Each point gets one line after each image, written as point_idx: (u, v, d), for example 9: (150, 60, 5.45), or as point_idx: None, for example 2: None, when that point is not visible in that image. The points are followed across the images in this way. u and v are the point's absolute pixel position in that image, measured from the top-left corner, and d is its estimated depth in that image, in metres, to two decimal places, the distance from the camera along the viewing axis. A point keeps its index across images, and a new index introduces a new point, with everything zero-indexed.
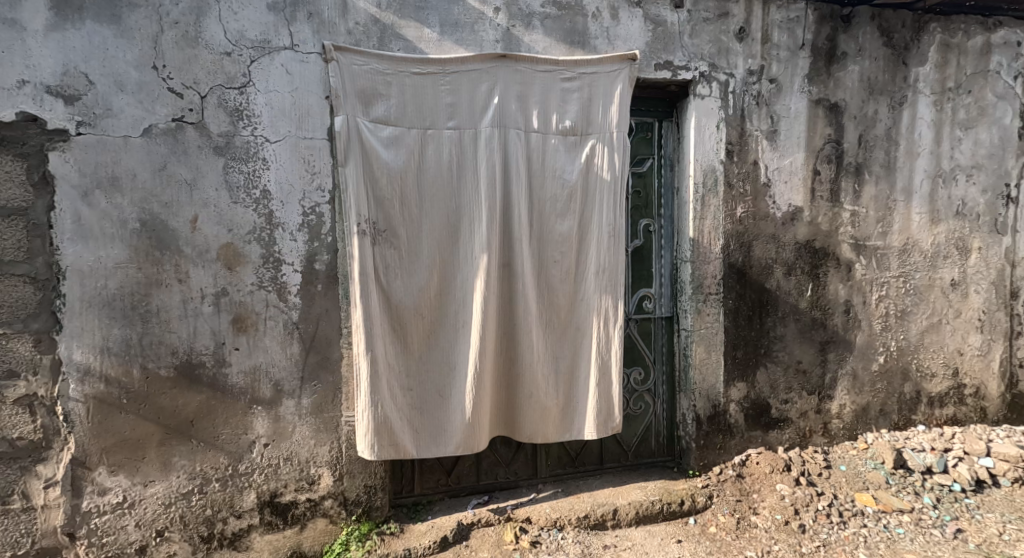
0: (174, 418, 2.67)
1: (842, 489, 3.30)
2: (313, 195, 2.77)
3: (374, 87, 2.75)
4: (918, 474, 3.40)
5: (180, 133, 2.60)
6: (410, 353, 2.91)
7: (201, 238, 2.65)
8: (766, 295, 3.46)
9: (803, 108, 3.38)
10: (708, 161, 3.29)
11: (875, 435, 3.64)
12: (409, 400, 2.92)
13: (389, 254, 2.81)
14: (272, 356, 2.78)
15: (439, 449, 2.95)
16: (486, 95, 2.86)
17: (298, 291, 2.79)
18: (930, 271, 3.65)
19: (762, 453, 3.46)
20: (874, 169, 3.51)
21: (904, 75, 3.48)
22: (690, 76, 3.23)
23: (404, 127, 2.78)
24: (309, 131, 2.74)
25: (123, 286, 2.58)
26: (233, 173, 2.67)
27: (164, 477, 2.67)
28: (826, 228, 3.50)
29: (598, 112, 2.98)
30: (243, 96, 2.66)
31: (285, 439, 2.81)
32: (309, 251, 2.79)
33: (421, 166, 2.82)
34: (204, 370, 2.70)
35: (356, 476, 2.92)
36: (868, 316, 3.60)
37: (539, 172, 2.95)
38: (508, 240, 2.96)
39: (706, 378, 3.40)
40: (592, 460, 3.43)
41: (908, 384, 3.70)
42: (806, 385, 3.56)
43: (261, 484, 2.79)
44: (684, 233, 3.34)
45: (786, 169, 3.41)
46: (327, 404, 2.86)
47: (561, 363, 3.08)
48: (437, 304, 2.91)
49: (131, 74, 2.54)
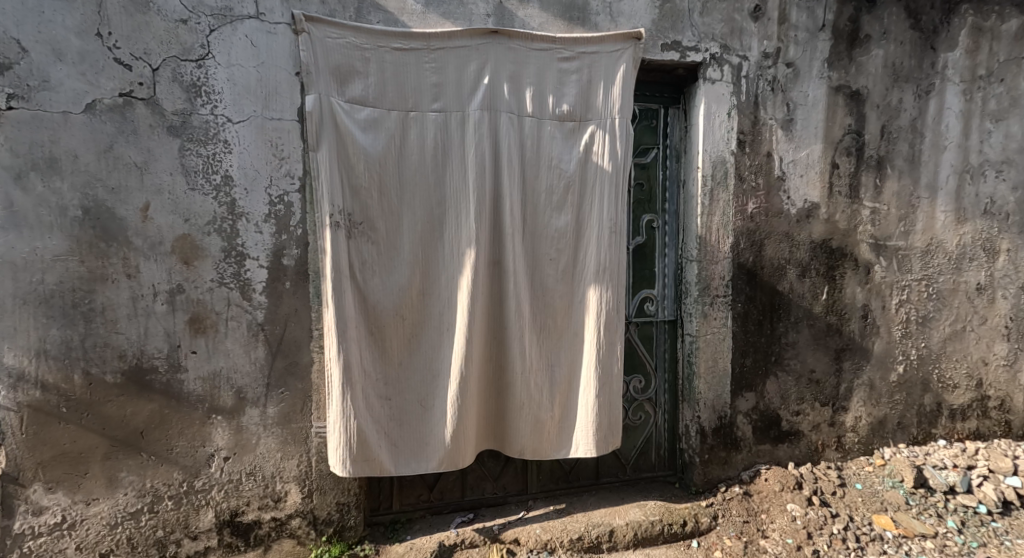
0: (122, 429, 2.40)
1: (858, 510, 3.04)
2: (281, 181, 2.49)
3: (350, 64, 2.47)
4: (940, 494, 3.13)
5: (129, 110, 2.32)
6: (388, 359, 2.64)
7: (153, 229, 2.38)
8: (778, 298, 3.20)
9: (821, 95, 3.11)
10: (717, 152, 3.02)
11: (893, 451, 3.37)
12: (387, 411, 2.64)
13: (366, 249, 2.54)
14: (233, 361, 2.51)
15: (420, 465, 2.68)
16: (475, 75, 2.58)
17: (264, 289, 2.52)
18: (954, 275, 3.38)
19: (771, 469, 3.20)
20: (897, 163, 3.24)
21: (931, 61, 3.20)
22: (700, 58, 2.95)
23: (384, 110, 2.51)
24: (276, 111, 2.46)
25: (63, 281, 2.30)
26: (190, 157, 2.39)
27: (110, 495, 2.40)
28: (844, 226, 3.24)
29: (599, 96, 2.71)
30: (201, 70, 2.38)
31: (248, 452, 2.55)
32: (277, 245, 2.51)
33: (402, 152, 2.55)
34: (157, 375, 2.43)
35: (328, 493, 2.65)
36: (887, 322, 3.33)
37: (533, 162, 2.68)
38: (498, 237, 2.68)
39: (712, 388, 3.14)
40: (587, 474, 3.17)
41: (929, 395, 3.43)
42: (819, 396, 3.30)
43: (220, 502, 2.52)
44: (690, 230, 3.08)
45: (802, 161, 3.14)
46: (296, 414, 2.60)
47: (556, 372, 2.80)
48: (418, 306, 2.64)
49: (72, 42, 2.26)
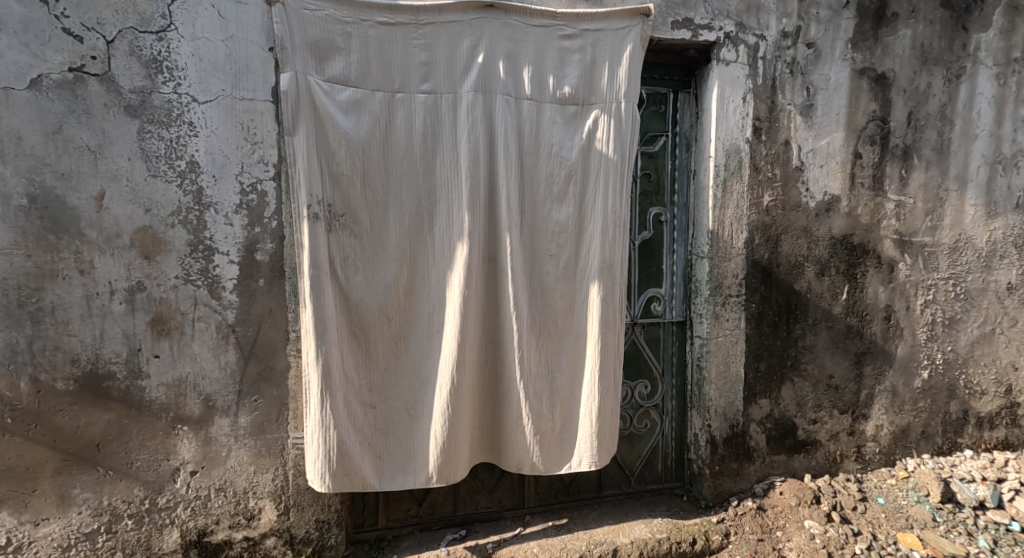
0: (75, 442, 2.18)
1: (882, 528, 2.81)
2: (254, 168, 2.26)
3: (330, 39, 2.23)
4: (969, 510, 2.91)
5: (79, 86, 2.09)
6: (372, 365, 2.40)
7: (109, 220, 2.15)
8: (796, 298, 2.97)
9: (844, 79, 2.87)
10: (732, 140, 2.79)
11: (917, 462, 3.15)
12: (372, 420, 2.41)
13: (348, 243, 2.31)
14: (201, 366, 2.28)
15: (407, 479, 2.46)
16: (468, 53, 2.34)
17: (234, 287, 2.29)
18: (984, 273, 3.15)
19: (786, 482, 2.98)
20: (924, 153, 3.01)
21: (963, 42, 2.97)
22: (714, 37, 2.72)
23: (368, 90, 2.28)
24: (248, 90, 2.23)
25: (7, 278, 2.07)
26: (150, 140, 2.16)
27: (62, 514, 2.18)
28: (866, 221, 3.00)
29: (604, 77, 2.47)
30: (163, 43, 2.15)
31: (218, 465, 2.33)
32: (249, 238, 2.28)
33: (388, 137, 2.31)
34: (114, 382, 2.20)
35: (306, 510, 2.43)
36: (911, 324, 3.10)
37: (532, 149, 2.44)
38: (493, 231, 2.45)
39: (724, 395, 2.92)
40: (589, 487, 2.95)
41: (955, 402, 3.21)
42: (838, 403, 3.07)
43: (187, 521, 2.30)
44: (701, 225, 2.85)
45: (823, 151, 2.90)
46: (271, 424, 2.37)
47: (556, 378, 2.57)
48: (405, 306, 2.40)
49: (14, 9, 2.02)
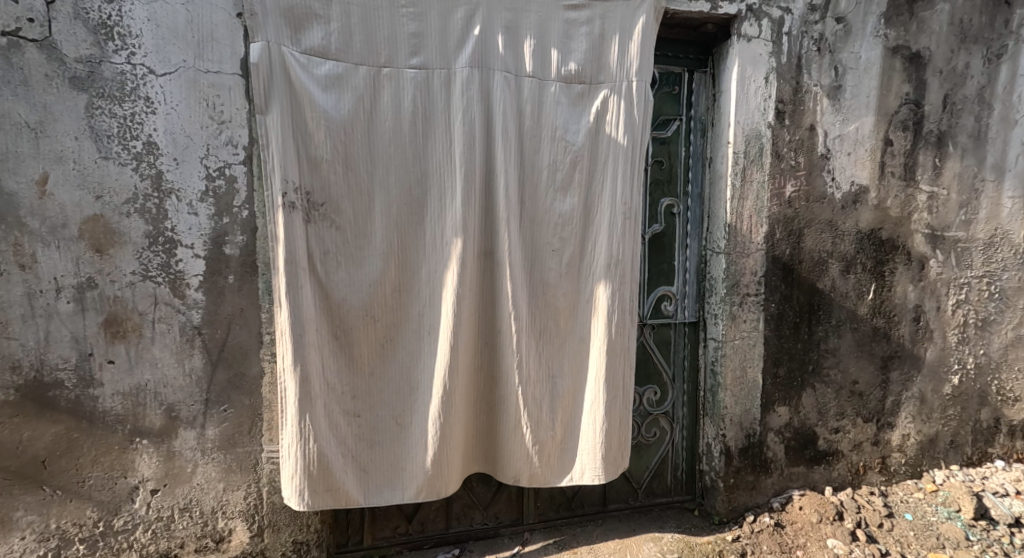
0: (17, 459, 1.94)
1: (911, 547, 2.57)
2: (220, 150, 2.01)
3: (307, 5, 1.97)
4: (1004, 527, 2.67)
5: (16, 54, 1.84)
6: (356, 371, 2.15)
7: (53, 208, 1.90)
8: (818, 298, 2.73)
9: (876, 58, 2.62)
10: (752, 124, 2.54)
11: (945, 474, 2.93)
12: (356, 431, 2.17)
13: (329, 235, 2.06)
14: (163, 372, 2.04)
15: (394, 495, 2.22)
16: (464, 24, 2.09)
17: (200, 285, 2.03)
18: (1021, 271, 2.92)
19: (805, 496, 2.75)
20: (960, 140, 2.76)
21: (1004, 19, 2.72)
22: (735, 10, 2.46)
23: (351, 65, 2.02)
24: (213, 62, 1.97)
25: None
26: (99, 117, 1.91)
27: (3, 539, 1.95)
28: (896, 214, 2.76)
29: (615, 53, 2.22)
30: (113, 7, 1.89)
31: (182, 483, 2.09)
32: (216, 229, 2.03)
33: (373, 117, 2.06)
34: (63, 391, 1.96)
35: (282, 531, 2.19)
36: (941, 326, 2.87)
37: (533, 132, 2.19)
38: (490, 222, 2.21)
39: (740, 403, 2.69)
40: (593, 501, 2.73)
41: (986, 410, 2.98)
42: (862, 411, 2.84)
43: (147, 545, 2.07)
44: (717, 217, 2.61)
45: (851, 137, 2.65)
46: (242, 437, 2.13)
47: (559, 384, 2.32)
48: (392, 305, 2.16)
49: None
